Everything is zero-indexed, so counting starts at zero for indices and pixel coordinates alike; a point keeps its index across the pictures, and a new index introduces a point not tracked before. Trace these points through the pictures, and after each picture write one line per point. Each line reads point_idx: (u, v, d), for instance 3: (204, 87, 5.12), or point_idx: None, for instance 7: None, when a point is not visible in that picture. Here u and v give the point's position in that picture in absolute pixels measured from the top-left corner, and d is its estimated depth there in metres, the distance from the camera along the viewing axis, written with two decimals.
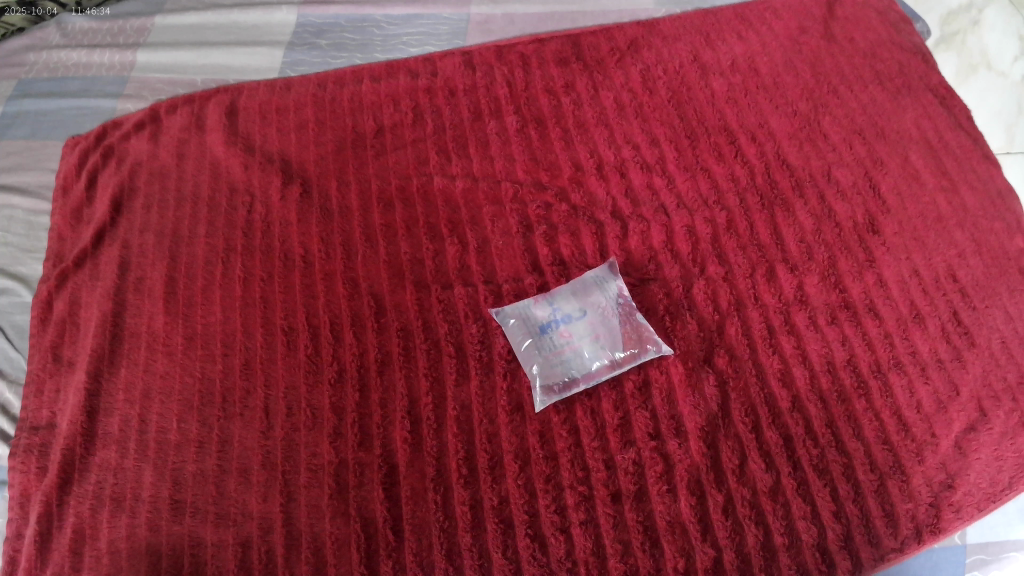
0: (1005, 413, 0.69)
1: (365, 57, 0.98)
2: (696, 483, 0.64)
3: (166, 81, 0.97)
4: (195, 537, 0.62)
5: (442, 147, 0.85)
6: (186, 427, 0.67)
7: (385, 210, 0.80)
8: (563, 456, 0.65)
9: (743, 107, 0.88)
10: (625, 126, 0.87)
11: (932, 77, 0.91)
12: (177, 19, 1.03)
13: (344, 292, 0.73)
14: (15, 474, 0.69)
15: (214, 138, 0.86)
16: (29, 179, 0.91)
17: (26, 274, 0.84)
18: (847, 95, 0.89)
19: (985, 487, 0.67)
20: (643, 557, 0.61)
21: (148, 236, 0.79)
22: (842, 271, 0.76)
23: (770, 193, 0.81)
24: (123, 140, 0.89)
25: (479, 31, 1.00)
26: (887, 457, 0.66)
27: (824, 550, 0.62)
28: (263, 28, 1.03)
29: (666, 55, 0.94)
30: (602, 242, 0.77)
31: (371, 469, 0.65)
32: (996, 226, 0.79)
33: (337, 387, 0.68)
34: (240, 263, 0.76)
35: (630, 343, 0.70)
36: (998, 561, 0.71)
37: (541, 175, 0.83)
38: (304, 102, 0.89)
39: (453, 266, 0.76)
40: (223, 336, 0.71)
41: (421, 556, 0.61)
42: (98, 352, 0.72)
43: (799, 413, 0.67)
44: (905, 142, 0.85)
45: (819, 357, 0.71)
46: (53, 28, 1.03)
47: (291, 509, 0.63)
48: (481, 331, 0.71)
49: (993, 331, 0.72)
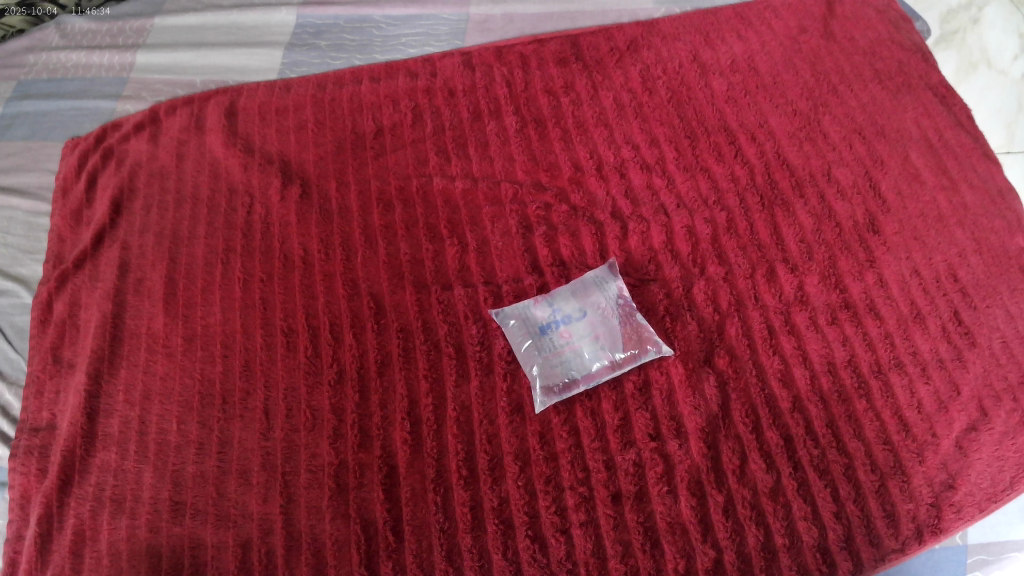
0: (1007, 412, 0.69)
1: (365, 57, 0.98)
2: (696, 484, 0.64)
3: (166, 81, 0.97)
4: (196, 539, 0.62)
5: (441, 147, 0.85)
6: (186, 428, 0.67)
7: (385, 210, 0.80)
8: (563, 457, 0.65)
9: (743, 107, 0.88)
10: (625, 125, 0.87)
11: (932, 76, 0.91)
12: (177, 19, 1.03)
13: (344, 293, 0.73)
14: (15, 475, 0.69)
15: (213, 139, 0.86)
16: (29, 180, 0.90)
17: (26, 275, 0.84)
18: (847, 93, 0.89)
19: (986, 487, 0.67)
20: (643, 558, 0.61)
21: (148, 236, 0.79)
22: (842, 270, 0.76)
23: (770, 192, 0.81)
24: (123, 141, 0.89)
25: (478, 31, 1.00)
26: (888, 458, 0.66)
27: (824, 550, 0.62)
28: (263, 29, 1.03)
29: (666, 54, 0.94)
30: (601, 242, 0.77)
31: (372, 470, 0.64)
32: (997, 225, 0.79)
33: (336, 387, 0.68)
34: (240, 264, 0.76)
35: (630, 343, 0.70)
36: (999, 560, 0.71)
37: (541, 175, 0.83)
38: (303, 102, 0.89)
39: (453, 266, 0.76)
40: (223, 336, 0.71)
41: (421, 557, 0.61)
42: (98, 353, 0.72)
43: (800, 413, 0.67)
44: (904, 141, 0.85)
45: (819, 357, 0.70)
46: (53, 29, 1.03)
47: (291, 510, 0.63)
48: (480, 332, 0.71)
49: (993, 330, 0.72)
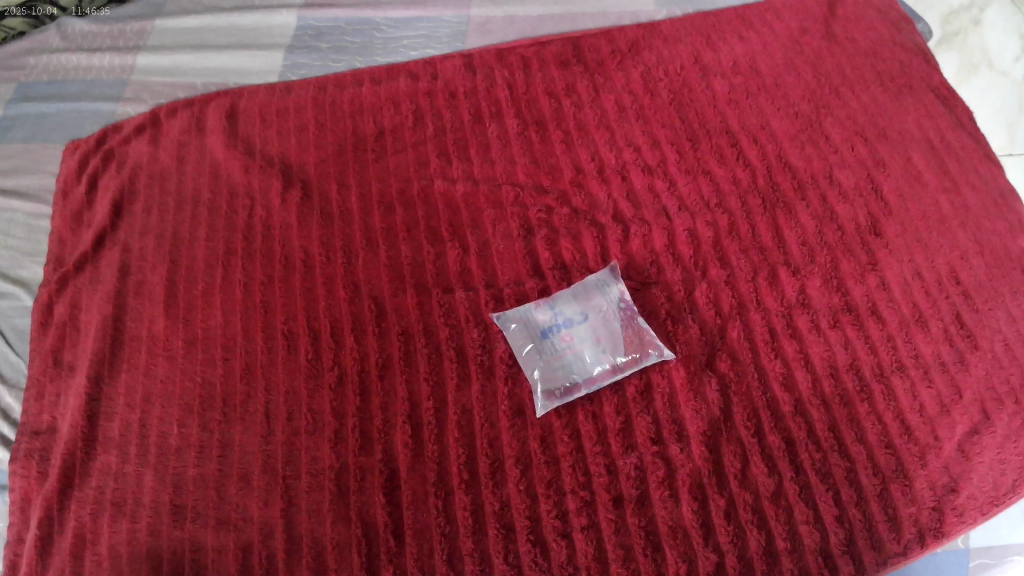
0: (1009, 415, 0.69)
1: (365, 59, 0.98)
2: (697, 487, 0.64)
3: (166, 84, 0.97)
4: (196, 542, 0.62)
5: (442, 149, 0.85)
6: (186, 431, 0.67)
7: (385, 213, 0.79)
8: (564, 460, 0.65)
9: (744, 109, 0.88)
10: (626, 128, 0.87)
11: (933, 77, 0.91)
12: (177, 22, 1.03)
13: (344, 296, 0.73)
14: (15, 478, 0.69)
15: (214, 141, 0.86)
16: (29, 182, 0.90)
17: (27, 278, 0.83)
18: (848, 95, 0.89)
19: (988, 490, 0.67)
20: (645, 562, 0.61)
21: (148, 239, 0.79)
22: (843, 273, 0.75)
23: (772, 194, 0.81)
24: (123, 143, 0.89)
25: (479, 33, 1.00)
26: (890, 461, 0.66)
27: (826, 554, 0.62)
28: (263, 31, 1.02)
29: (667, 56, 0.93)
30: (603, 245, 0.77)
31: (372, 473, 0.64)
32: (999, 228, 0.79)
33: (337, 391, 0.68)
34: (240, 267, 0.76)
35: (631, 347, 0.70)
36: (1001, 563, 0.71)
37: (542, 177, 0.83)
38: (304, 104, 0.89)
39: (454, 269, 0.76)
40: (224, 339, 0.71)
41: (422, 561, 0.61)
42: (98, 356, 0.72)
43: (802, 416, 0.67)
44: (906, 143, 0.85)
45: (821, 360, 0.70)
46: (52, 31, 1.03)
47: (292, 514, 0.63)
48: (481, 335, 0.71)
49: (995, 333, 0.72)
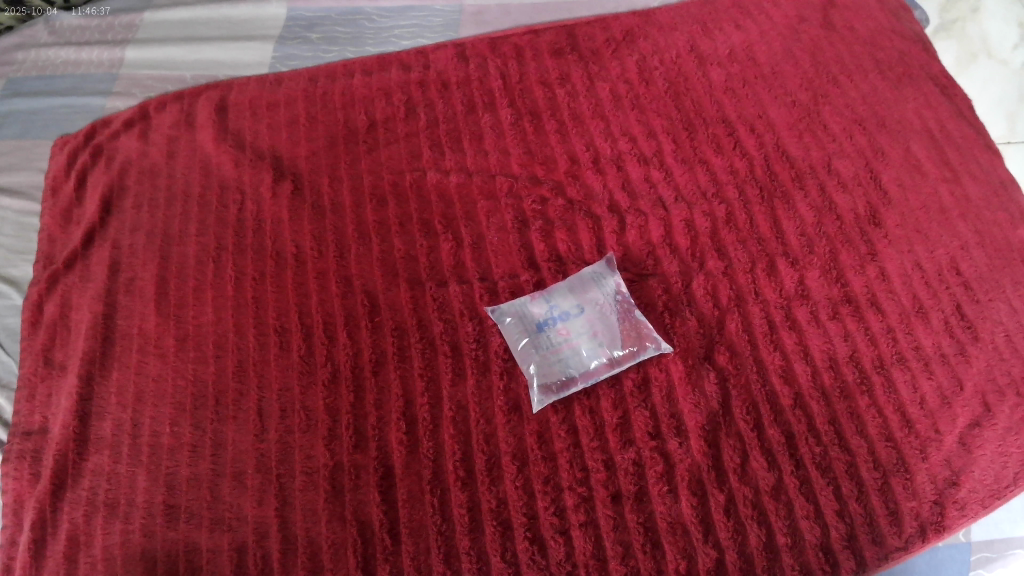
0: (1010, 408, 0.68)
1: (357, 50, 0.96)
2: (696, 483, 0.63)
3: (156, 77, 0.96)
4: (190, 543, 0.61)
5: (435, 142, 0.84)
6: (179, 430, 0.66)
7: (378, 206, 0.78)
8: (561, 456, 0.64)
9: (743, 98, 0.87)
10: (623, 117, 0.85)
11: (933, 65, 0.90)
12: (167, 15, 1.01)
13: (337, 292, 0.72)
14: (8, 480, 0.68)
15: (203, 134, 0.85)
16: (19, 179, 0.89)
17: (18, 277, 0.82)
18: (847, 83, 0.87)
19: (990, 484, 0.66)
20: (644, 558, 0.60)
21: (139, 235, 0.78)
22: (843, 263, 0.75)
23: (770, 184, 0.80)
24: (112, 138, 0.87)
25: (473, 22, 0.99)
26: (890, 454, 0.65)
27: (827, 549, 0.62)
28: (254, 22, 1.01)
29: (663, 45, 0.92)
30: (599, 237, 0.76)
31: (367, 471, 0.64)
32: (999, 217, 0.78)
33: (331, 388, 0.67)
34: (232, 263, 0.75)
35: (629, 340, 0.69)
36: (1002, 557, 0.71)
37: (537, 169, 0.82)
38: (295, 97, 0.87)
39: (448, 263, 0.74)
40: (216, 336, 0.70)
41: (418, 559, 0.60)
42: (89, 354, 0.70)
43: (801, 410, 0.66)
44: (906, 132, 0.84)
45: (821, 353, 0.70)
46: (41, 26, 1.01)
47: (287, 513, 0.62)
48: (476, 330, 0.70)
49: (996, 324, 0.71)
